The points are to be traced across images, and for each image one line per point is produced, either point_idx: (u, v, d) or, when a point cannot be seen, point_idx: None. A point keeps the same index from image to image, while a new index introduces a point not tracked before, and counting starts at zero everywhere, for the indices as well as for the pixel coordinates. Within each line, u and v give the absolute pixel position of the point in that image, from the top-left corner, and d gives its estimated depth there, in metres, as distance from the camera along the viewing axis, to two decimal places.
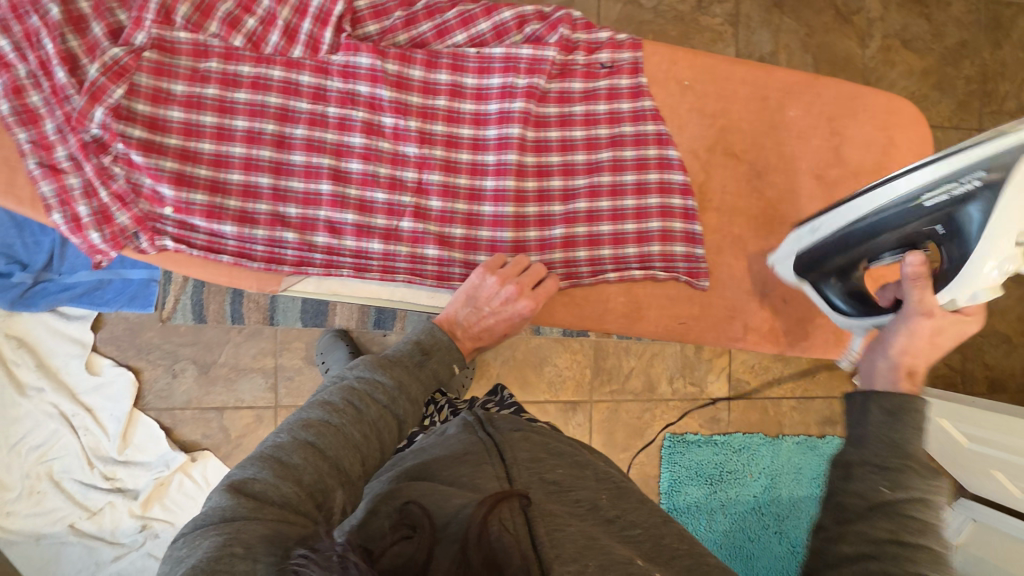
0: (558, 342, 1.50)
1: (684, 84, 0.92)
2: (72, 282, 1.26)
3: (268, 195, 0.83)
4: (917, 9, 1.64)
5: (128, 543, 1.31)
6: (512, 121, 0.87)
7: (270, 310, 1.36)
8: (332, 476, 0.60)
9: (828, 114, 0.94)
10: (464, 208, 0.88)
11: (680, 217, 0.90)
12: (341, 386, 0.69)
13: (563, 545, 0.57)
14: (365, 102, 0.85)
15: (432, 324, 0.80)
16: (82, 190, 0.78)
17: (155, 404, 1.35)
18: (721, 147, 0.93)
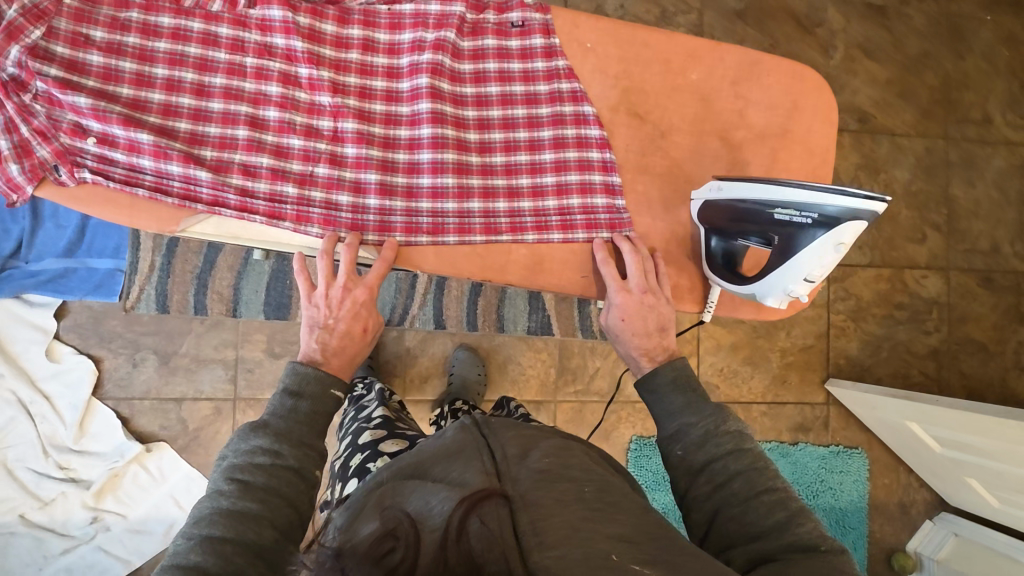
0: (522, 340, 1.51)
1: (587, 46, 0.92)
2: (37, 270, 1.29)
3: (184, 137, 0.80)
4: (879, 21, 1.69)
5: (78, 535, 1.30)
6: (421, 72, 0.87)
7: (233, 301, 1.37)
8: (241, 555, 0.62)
9: (732, 77, 0.94)
10: (379, 155, 0.85)
11: (600, 170, 0.91)
12: (224, 469, 0.69)
13: (546, 532, 0.56)
14: (282, 55, 0.84)
15: (295, 365, 0.79)
16: (2, 126, 0.77)
17: (113, 393, 1.36)
18: (623, 108, 0.92)
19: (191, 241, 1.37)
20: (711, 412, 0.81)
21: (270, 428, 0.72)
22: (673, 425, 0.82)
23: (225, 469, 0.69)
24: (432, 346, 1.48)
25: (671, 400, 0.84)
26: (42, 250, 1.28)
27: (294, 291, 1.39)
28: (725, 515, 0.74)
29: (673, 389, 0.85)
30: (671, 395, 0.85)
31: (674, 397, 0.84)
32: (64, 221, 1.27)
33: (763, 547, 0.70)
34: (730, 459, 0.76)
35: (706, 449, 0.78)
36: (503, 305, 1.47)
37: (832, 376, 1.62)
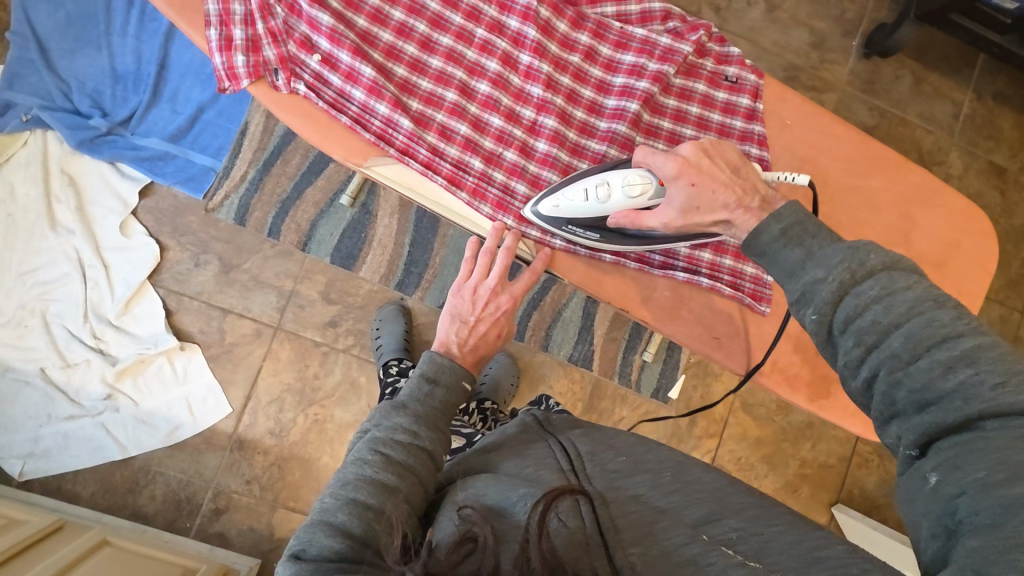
0: (562, 365, 1.51)
1: (785, 123, 0.88)
2: (141, 145, 1.34)
3: (398, 82, 0.80)
4: (996, 181, 1.71)
5: (88, 407, 1.30)
6: (633, 95, 0.84)
7: (307, 235, 1.38)
8: (385, 524, 0.62)
9: (903, 198, 0.87)
10: (566, 159, 0.83)
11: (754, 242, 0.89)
12: (368, 439, 0.69)
13: (626, 530, 0.60)
14: (511, 36, 0.83)
15: (433, 353, 0.78)
16: (242, 17, 0.76)
17: (168, 284, 1.37)
18: (801, 191, 0.86)
19: (288, 166, 1.38)
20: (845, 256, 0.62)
21: (410, 408, 0.72)
22: (796, 289, 0.65)
23: (367, 439, 0.69)
24: None
25: (785, 255, 0.66)
26: (151, 127, 1.34)
27: (367, 245, 1.40)
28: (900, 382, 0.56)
29: (783, 245, 0.67)
30: (784, 251, 0.67)
31: (791, 250, 0.66)
32: (180, 106, 1.34)
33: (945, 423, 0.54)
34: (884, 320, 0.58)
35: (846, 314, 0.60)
36: (555, 326, 1.48)
37: (842, 502, 1.61)
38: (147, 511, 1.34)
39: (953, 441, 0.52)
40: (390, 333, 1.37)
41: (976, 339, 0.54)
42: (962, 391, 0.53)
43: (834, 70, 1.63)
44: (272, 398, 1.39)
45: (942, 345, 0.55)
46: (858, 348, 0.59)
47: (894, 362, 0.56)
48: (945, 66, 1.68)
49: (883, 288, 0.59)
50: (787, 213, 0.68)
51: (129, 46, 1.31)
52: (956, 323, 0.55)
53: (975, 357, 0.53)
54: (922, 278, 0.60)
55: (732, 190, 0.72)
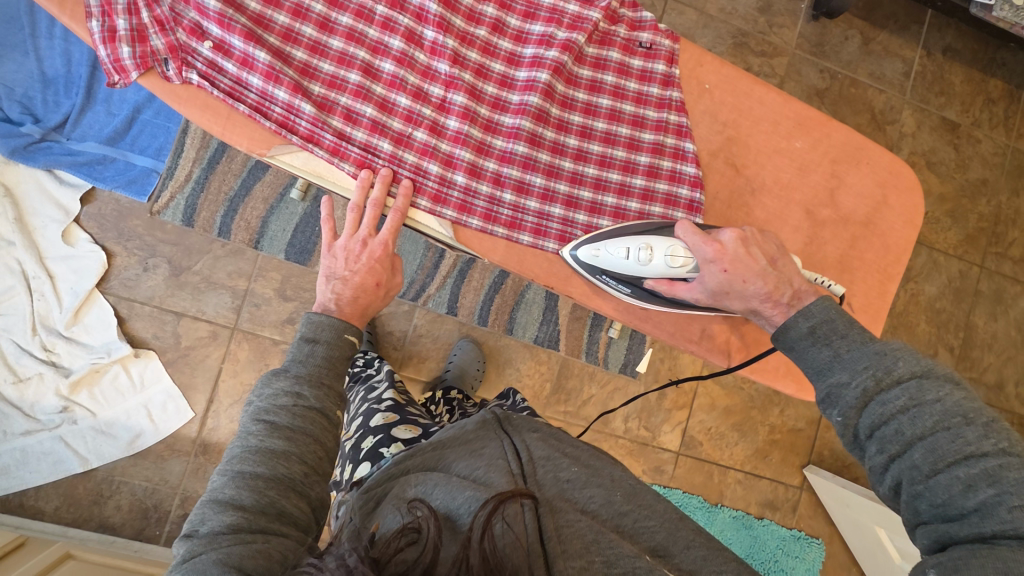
0: (526, 347, 1.51)
1: (704, 86, 0.84)
2: (77, 150, 1.30)
3: (297, 67, 0.74)
4: (949, 137, 1.72)
5: (44, 421, 1.28)
6: (543, 66, 0.80)
7: (259, 233, 1.36)
8: (274, 489, 0.65)
9: (832, 156, 0.85)
10: (478, 137, 0.78)
11: (683, 209, 0.81)
12: (251, 410, 0.71)
13: (569, 540, 0.63)
14: (413, 11, 0.78)
15: (312, 313, 0.80)
16: (125, 6, 0.69)
17: (117, 291, 1.33)
18: (723, 156, 0.83)
19: (233, 163, 1.35)
20: (871, 361, 0.66)
21: (292, 372, 0.74)
22: (823, 388, 0.69)
23: (251, 411, 0.71)
24: (439, 329, 1.47)
25: (814, 353, 0.71)
26: (87, 131, 1.30)
27: (320, 239, 1.39)
28: (925, 501, 0.62)
29: (812, 342, 0.71)
30: (812, 349, 0.71)
31: (819, 349, 0.71)
32: (115, 108, 1.31)
33: (954, 531, 0.61)
34: (906, 422, 0.63)
35: (869, 414, 0.65)
36: (518, 308, 1.47)
37: (813, 463, 1.63)
38: (114, 522, 1.32)
39: (965, 549, 0.59)
40: None
41: (1000, 459, 0.60)
42: (981, 509, 0.59)
43: (782, 34, 1.62)
44: (234, 399, 1.38)
45: (963, 462, 0.61)
46: (882, 455, 0.65)
47: (914, 474, 0.63)
48: (893, 24, 1.68)
49: (920, 386, 0.64)
50: (816, 310, 0.71)
51: (57, 48, 1.28)
52: (980, 443, 0.61)
53: (998, 477, 0.59)
54: (955, 390, 0.64)
55: (763, 280, 0.75)
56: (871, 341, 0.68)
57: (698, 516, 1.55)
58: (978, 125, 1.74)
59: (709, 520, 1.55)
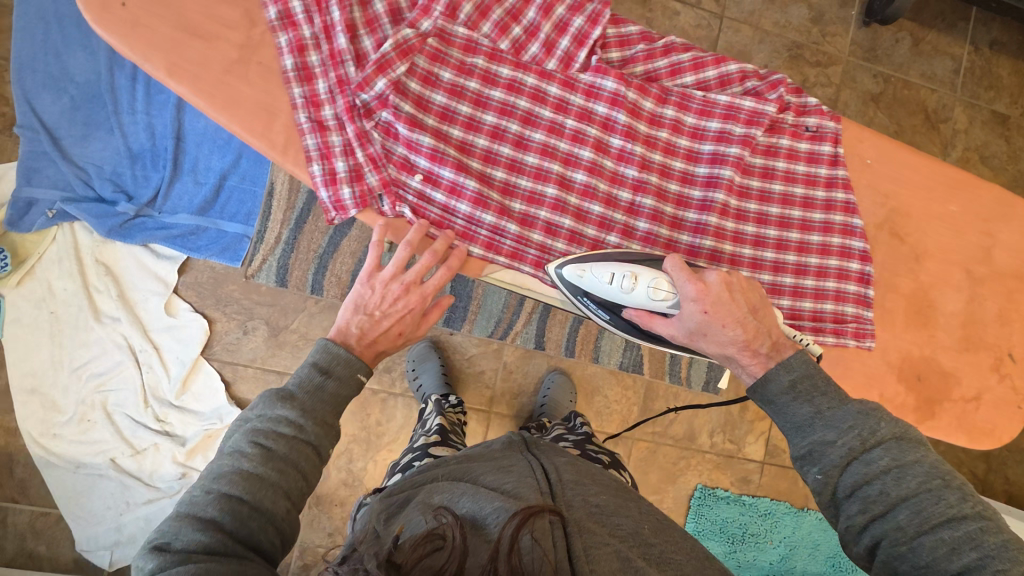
0: (612, 373, 1.55)
1: (865, 162, 0.79)
2: (170, 223, 1.32)
3: (498, 188, 0.74)
4: (1000, 130, 1.74)
5: (163, 488, 1.30)
6: (726, 163, 0.76)
7: (350, 287, 1.36)
8: (257, 519, 0.66)
9: (985, 216, 0.79)
10: (665, 235, 0.77)
11: (854, 281, 0.77)
12: (248, 430, 0.72)
13: (597, 562, 0.67)
14: (600, 122, 0.76)
15: (327, 341, 0.80)
16: (342, 149, 0.70)
17: (220, 356, 1.36)
18: (887, 228, 0.78)
19: (320, 220, 1.34)
20: (853, 421, 0.67)
21: (295, 402, 0.74)
22: (805, 444, 0.69)
23: (248, 430, 0.72)
24: (528, 364, 1.51)
25: (795, 409, 0.70)
26: (178, 203, 1.32)
27: None
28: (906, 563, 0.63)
29: (793, 398, 0.71)
30: (793, 404, 0.71)
31: (800, 404, 0.70)
32: (202, 176, 1.32)
33: None
34: (891, 483, 0.65)
35: (850, 471, 0.66)
36: (602, 337, 1.48)
37: None
38: None
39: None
40: (427, 371, 1.40)
41: (980, 522, 0.62)
42: (965, 573, 0.61)
43: (835, 42, 1.64)
44: (340, 451, 1.41)
45: (947, 524, 0.63)
46: (863, 514, 0.66)
47: (898, 535, 0.64)
48: (941, 23, 1.69)
49: (901, 442, 0.66)
50: (796, 363, 0.71)
51: (140, 122, 1.28)
52: (961, 505, 0.63)
53: (979, 541, 0.61)
54: (928, 451, 0.67)
55: (743, 329, 0.72)
56: (849, 401, 0.69)
57: (786, 521, 1.59)
58: None
59: (796, 523, 1.59)
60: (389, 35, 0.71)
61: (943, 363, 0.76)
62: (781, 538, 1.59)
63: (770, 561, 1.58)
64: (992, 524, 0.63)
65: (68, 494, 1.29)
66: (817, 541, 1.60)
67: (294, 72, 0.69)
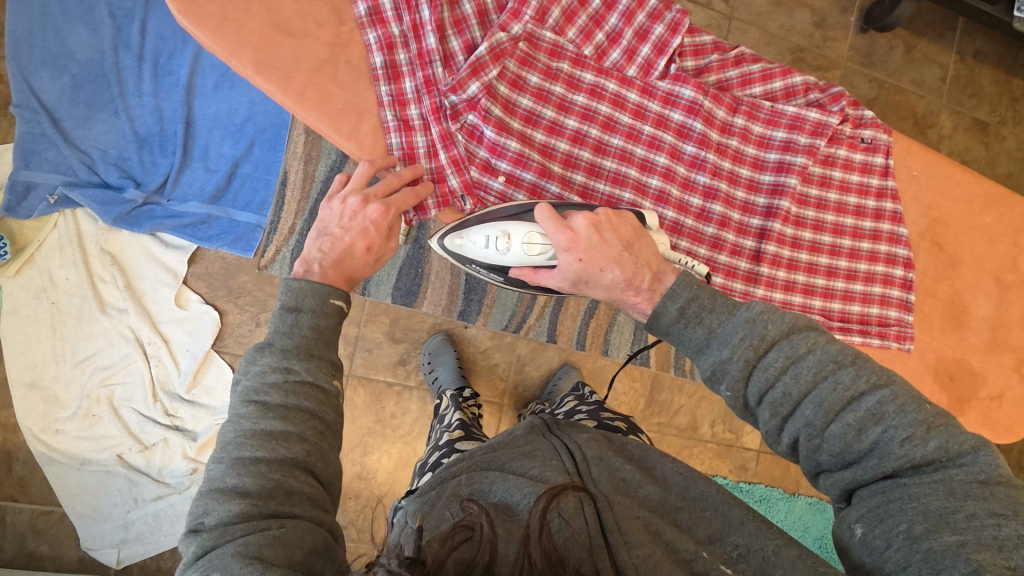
0: (621, 366, 1.58)
1: (912, 174, 0.83)
2: (180, 211, 1.27)
3: (577, 192, 0.76)
4: (980, 136, 1.84)
5: (173, 484, 1.28)
6: (791, 172, 0.79)
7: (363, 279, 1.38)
8: (279, 470, 0.55)
9: (1015, 227, 0.85)
10: (731, 240, 0.80)
11: (897, 287, 0.81)
12: (237, 392, 0.60)
13: (630, 533, 0.65)
14: (675, 129, 0.77)
15: (289, 279, 0.66)
16: (426, 150, 0.71)
17: (232, 349, 1.32)
18: (929, 236, 0.82)
19: None
20: (742, 332, 0.64)
21: (276, 345, 0.62)
22: (707, 365, 0.67)
23: (239, 392, 0.60)
24: (540, 357, 1.52)
25: (689, 334, 0.68)
26: (188, 191, 1.26)
27: (424, 281, 1.39)
28: (823, 454, 0.62)
29: (684, 324, 0.68)
30: (686, 330, 0.68)
31: (693, 329, 0.67)
32: (214, 164, 1.27)
33: (857, 477, 0.61)
34: (790, 382, 0.62)
35: (751, 383, 0.64)
36: (612, 329, 1.50)
37: None
38: None
39: (874, 490, 0.60)
40: (443, 364, 1.38)
41: (876, 395, 0.60)
42: (877, 449, 0.60)
43: (835, 47, 1.70)
44: (354, 443, 1.41)
45: (849, 407, 0.60)
46: (775, 418, 0.63)
47: (809, 431, 0.61)
48: (931, 32, 1.78)
49: (790, 340, 0.63)
50: (683, 289, 0.68)
51: (147, 105, 1.23)
52: (856, 384, 0.60)
53: (880, 415, 0.59)
54: (822, 336, 0.63)
55: (621, 267, 0.70)
56: (737, 309, 0.66)
57: (779, 505, 1.66)
58: (1004, 123, 1.86)
59: (788, 508, 1.67)
60: (478, 37, 0.72)
61: (972, 364, 0.82)
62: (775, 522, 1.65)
63: None
64: (890, 390, 0.60)
65: (71, 492, 1.25)
66: (807, 525, 1.67)
67: (383, 69, 0.69)
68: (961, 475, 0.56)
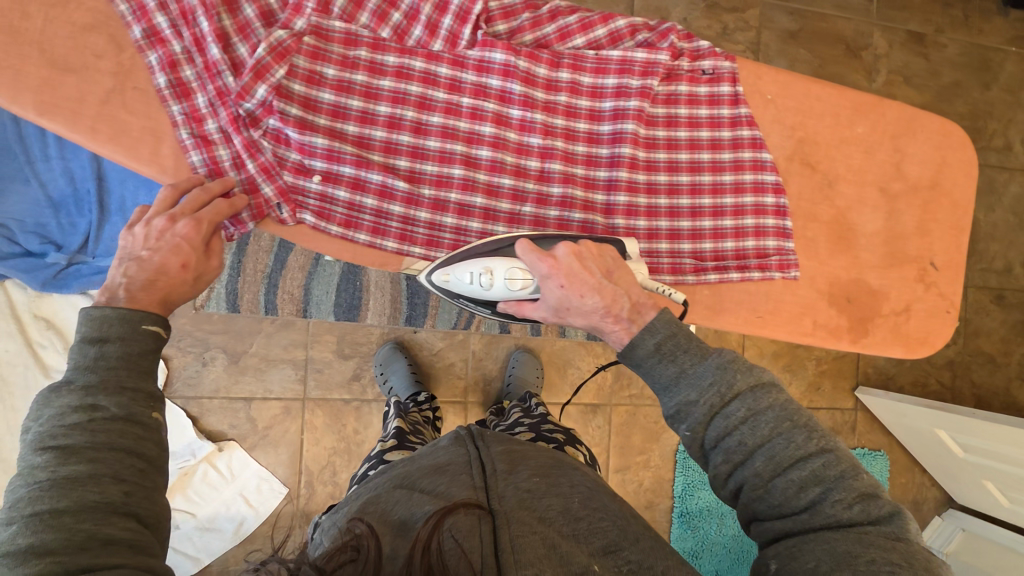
0: (581, 345, 1.56)
1: (768, 97, 0.83)
2: (105, 266, 1.28)
3: (404, 176, 0.76)
4: (918, 49, 1.78)
5: None
6: (627, 118, 0.80)
7: (304, 302, 1.35)
8: (89, 520, 0.55)
9: (892, 132, 0.86)
10: (581, 196, 0.81)
11: (773, 215, 0.82)
12: (30, 440, 0.59)
13: (523, 551, 0.60)
14: (496, 95, 0.78)
15: (89, 308, 0.65)
16: (231, 162, 0.71)
17: (183, 392, 1.34)
18: (797, 158, 0.83)
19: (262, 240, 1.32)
20: (715, 381, 0.67)
21: (78, 383, 0.61)
22: (671, 405, 0.70)
23: (32, 439, 0.59)
24: (496, 350, 1.52)
25: (660, 370, 0.70)
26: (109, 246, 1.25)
27: (364, 292, 1.38)
28: (754, 497, 0.66)
29: (658, 360, 0.70)
30: (658, 366, 0.70)
31: (665, 366, 0.70)
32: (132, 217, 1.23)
33: (789, 528, 0.64)
34: (748, 433, 0.66)
35: (713, 426, 0.67)
36: None
37: (861, 383, 1.76)
38: None
39: (789, 537, 0.63)
40: (395, 372, 1.38)
41: (822, 458, 0.64)
42: (811, 507, 0.63)
43: None
44: (321, 466, 1.41)
45: (796, 465, 0.64)
46: (726, 464, 0.66)
47: (756, 479, 0.65)
48: None
49: (754, 391, 0.67)
50: (660, 326, 0.71)
51: (56, 169, 1.17)
52: (807, 444, 0.65)
53: (822, 476, 0.64)
54: (781, 395, 0.68)
55: (601, 295, 0.72)
56: (711, 355, 0.69)
57: None
58: (941, 31, 1.79)
59: None
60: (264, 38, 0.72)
61: (870, 282, 0.83)
62: None
63: None
64: (836, 453, 0.65)
65: None
66: None
67: (170, 89, 0.69)
68: (875, 533, 0.61)
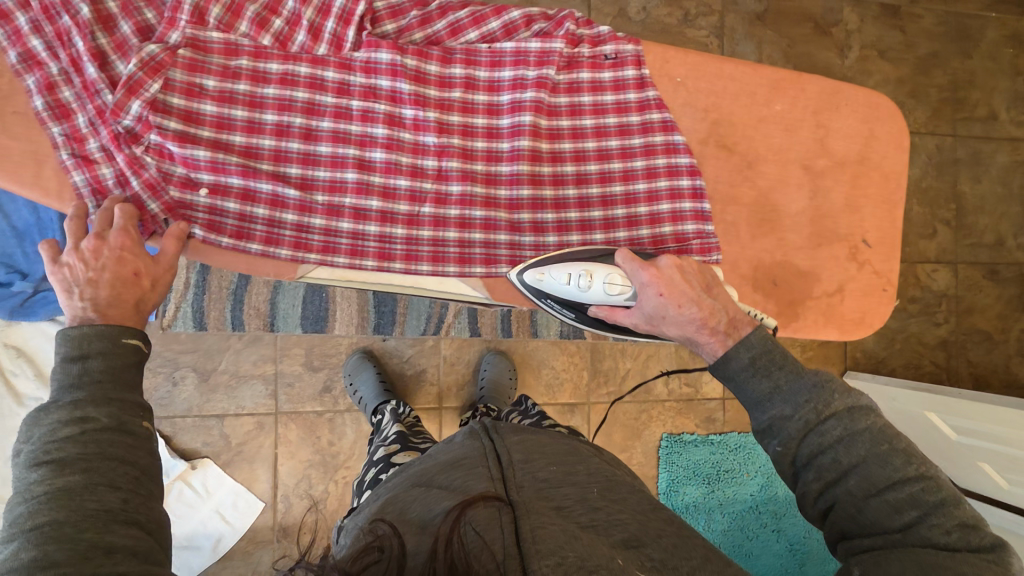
0: (554, 344, 1.54)
1: (677, 80, 0.87)
2: None
3: (296, 183, 0.79)
4: (891, 21, 1.73)
5: None
6: (524, 109, 0.83)
7: (270, 316, 1.34)
8: (92, 527, 0.56)
9: (813, 108, 0.89)
10: (482, 192, 0.84)
11: (689, 198, 0.85)
12: (22, 461, 0.60)
13: (544, 540, 0.56)
14: (387, 96, 0.81)
15: (66, 328, 0.66)
16: (116, 181, 0.74)
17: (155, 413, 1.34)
18: (712, 140, 0.87)
19: None
20: (810, 395, 0.68)
21: (65, 400, 0.62)
22: (764, 418, 0.70)
23: (24, 459, 0.60)
24: (468, 354, 1.50)
25: (754, 383, 0.71)
26: None
27: (330, 303, 1.37)
28: (839, 509, 0.66)
29: (753, 373, 0.71)
30: (752, 380, 0.71)
31: (759, 380, 0.71)
32: None
33: (875, 546, 0.63)
34: (842, 450, 0.65)
35: (809, 441, 0.67)
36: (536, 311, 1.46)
37: (849, 368, 1.72)
38: None
39: (869, 551, 0.63)
40: (363, 382, 1.37)
41: (921, 483, 0.63)
42: (906, 529, 0.62)
43: None
44: (297, 479, 1.41)
45: (893, 487, 0.63)
46: (818, 481, 0.66)
47: (850, 497, 0.65)
48: None
49: (849, 411, 0.67)
50: (756, 341, 0.73)
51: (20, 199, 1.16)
52: (906, 468, 0.64)
53: (920, 501, 0.62)
54: (880, 417, 0.67)
55: (699, 307, 0.75)
56: (807, 372, 0.70)
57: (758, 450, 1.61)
58: (915, 1, 1.74)
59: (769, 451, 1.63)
60: None
61: (798, 264, 0.87)
62: (757, 469, 1.61)
63: (750, 492, 1.59)
64: (940, 480, 0.64)
65: None
66: None
67: (49, 111, 0.72)
68: (978, 561, 0.59)
